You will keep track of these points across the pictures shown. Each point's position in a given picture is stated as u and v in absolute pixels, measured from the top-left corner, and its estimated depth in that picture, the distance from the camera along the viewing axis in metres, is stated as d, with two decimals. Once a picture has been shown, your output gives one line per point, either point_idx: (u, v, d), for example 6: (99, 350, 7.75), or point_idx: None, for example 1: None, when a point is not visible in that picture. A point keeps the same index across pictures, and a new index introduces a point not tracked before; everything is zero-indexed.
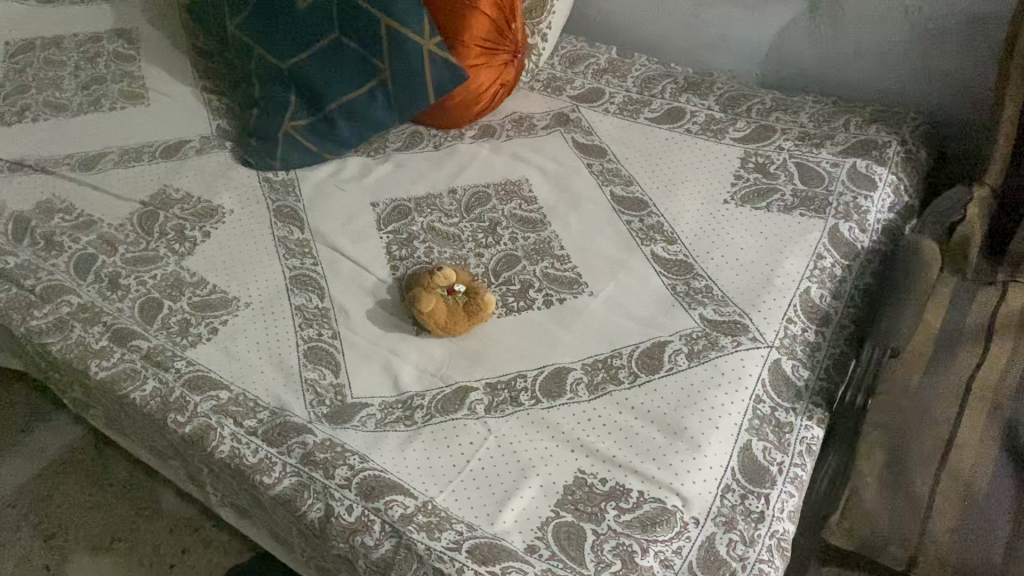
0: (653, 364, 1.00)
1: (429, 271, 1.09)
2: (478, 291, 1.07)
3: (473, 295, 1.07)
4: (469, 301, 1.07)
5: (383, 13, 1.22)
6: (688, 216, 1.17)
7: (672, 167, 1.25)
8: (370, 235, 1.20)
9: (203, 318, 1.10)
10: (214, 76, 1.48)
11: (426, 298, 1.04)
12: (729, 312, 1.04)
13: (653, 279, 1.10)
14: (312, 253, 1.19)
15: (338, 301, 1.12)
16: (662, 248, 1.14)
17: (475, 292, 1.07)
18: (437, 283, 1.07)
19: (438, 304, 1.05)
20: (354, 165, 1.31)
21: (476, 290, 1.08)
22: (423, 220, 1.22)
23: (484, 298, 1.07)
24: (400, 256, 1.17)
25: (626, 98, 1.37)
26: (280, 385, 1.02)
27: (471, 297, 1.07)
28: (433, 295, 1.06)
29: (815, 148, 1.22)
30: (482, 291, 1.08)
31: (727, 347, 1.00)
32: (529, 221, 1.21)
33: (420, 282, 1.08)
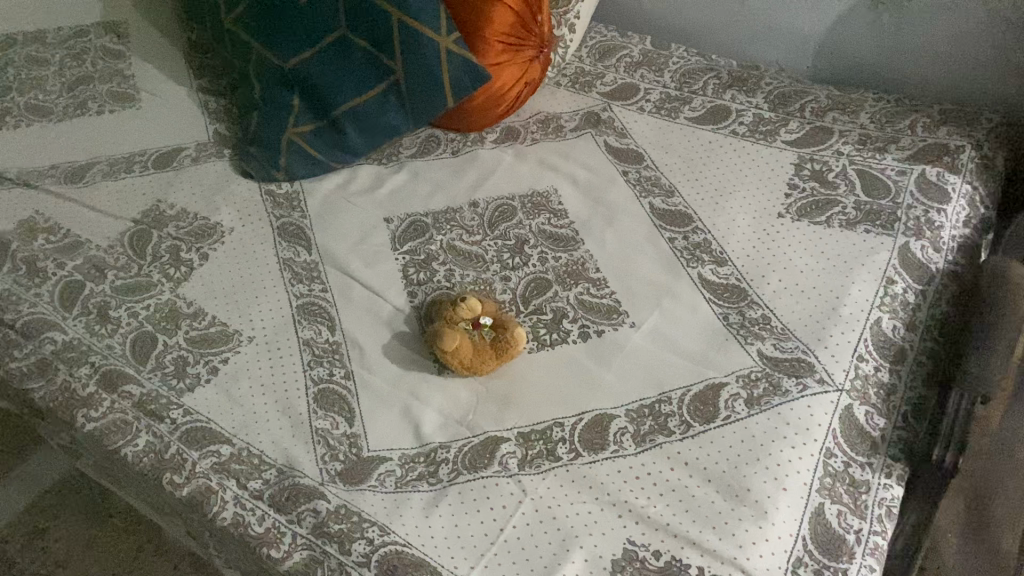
0: (707, 411, 0.89)
1: (450, 301, 0.99)
2: (507, 324, 0.96)
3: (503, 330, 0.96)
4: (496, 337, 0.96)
5: (396, 8, 1.09)
6: (739, 233, 1.05)
7: (718, 175, 1.12)
8: (384, 256, 1.08)
9: (202, 356, 0.99)
10: (211, 74, 1.36)
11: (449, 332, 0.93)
12: (791, 349, 0.93)
13: (702, 307, 0.99)
14: (320, 278, 1.07)
15: (350, 335, 1.01)
16: (710, 270, 1.02)
17: (503, 326, 0.96)
18: (459, 316, 0.97)
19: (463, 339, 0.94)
20: (365, 176, 1.20)
21: (505, 323, 0.97)
22: (443, 239, 1.10)
23: (515, 331, 0.96)
24: (418, 281, 1.06)
25: (663, 95, 1.24)
26: (287, 437, 0.91)
27: (499, 332, 0.96)
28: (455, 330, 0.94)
29: (878, 153, 1.10)
30: (512, 323, 0.97)
31: (790, 391, 0.89)
32: (560, 239, 1.09)
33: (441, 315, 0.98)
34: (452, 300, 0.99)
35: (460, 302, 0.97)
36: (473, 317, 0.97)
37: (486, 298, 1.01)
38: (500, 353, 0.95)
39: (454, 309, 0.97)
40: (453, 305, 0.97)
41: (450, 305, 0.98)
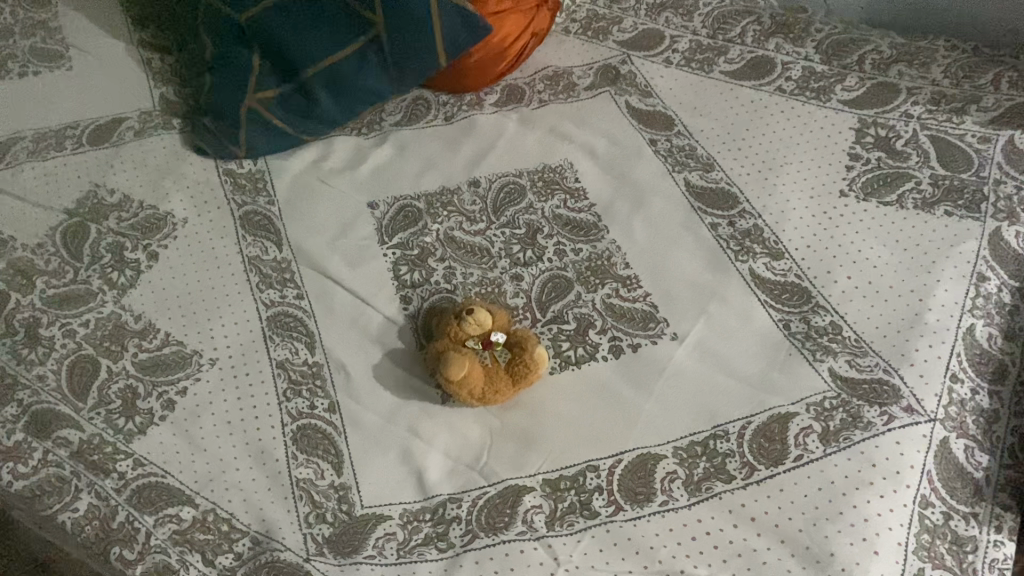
0: (773, 451, 0.74)
1: (454, 314, 0.81)
2: (525, 341, 0.80)
3: (520, 350, 0.79)
4: (512, 358, 0.79)
5: None
6: (795, 218, 0.88)
7: (765, 144, 0.95)
8: (370, 253, 0.91)
9: (154, 387, 0.82)
10: (155, 24, 1.15)
11: (456, 357, 0.76)
12: (870, 367, 0.77)
13: (756, 314, 0.82)
14: (294, 281, 0.90)
15: (334, 353, 0.84)
16: (764, 266, 0.85)
17: (520, 344, 0.80)
18: (466, 334, 0.80)
19: (473, 363, 0.77)
20: (343, 151, 1.01)
21: (523, 339, 0.80)
22: (439, 228, 0.92)
23: (536, 350, 0.79)
24: (412, 283, 0.88)
25: (693, 44, 1.07)
26: (263, 493, 0.75)
27: (516, 352, 0.79)
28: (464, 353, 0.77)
29: (955, 117, 0.94)
30: (530, 340, 0.80)
31: (874, 424, 0.74)
32: (578, 226, 0.91)
33: (444, 332, 0.80)
34: (456, 311, 0.82)
35: (466, 314, 0.80)
36: (483, 333, 0.80)
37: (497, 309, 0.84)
38: (518, 379, 0.78)
39: (459, 324, 0.80)
40: (458, 318, 0.80)
41: (453, 318, 0.81)
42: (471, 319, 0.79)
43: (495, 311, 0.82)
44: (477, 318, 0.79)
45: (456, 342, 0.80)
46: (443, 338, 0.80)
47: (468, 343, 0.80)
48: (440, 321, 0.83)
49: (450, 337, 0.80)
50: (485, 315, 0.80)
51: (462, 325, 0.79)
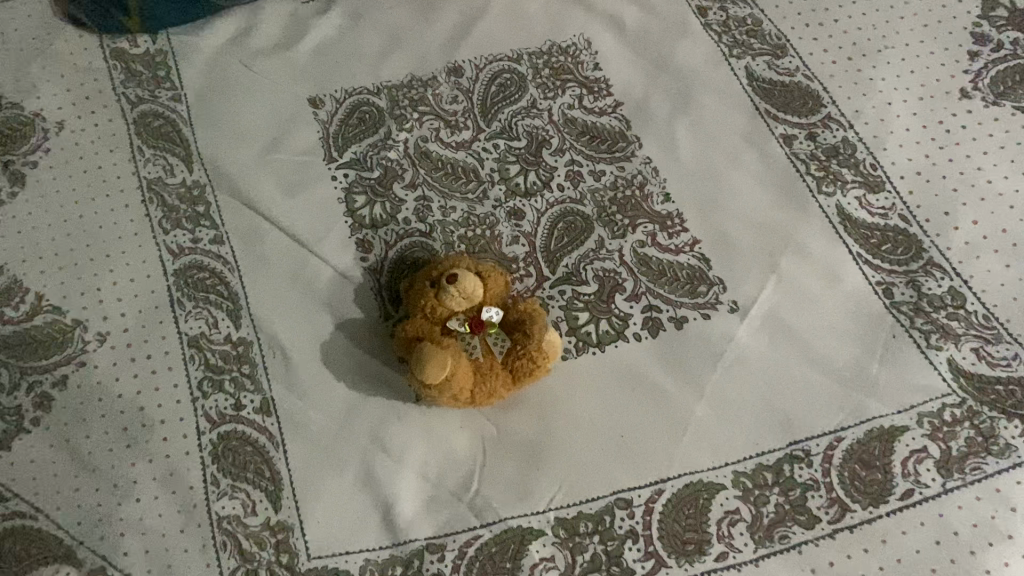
0: (874, 484, 0.54)
1: (430, 277, 0.58)
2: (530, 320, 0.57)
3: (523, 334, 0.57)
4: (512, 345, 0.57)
5: None
6: (899, 130, 0.64)
7: (856, 18, 0.69)
8: (315, 176, 0.66)
9: (21, 377, 0.60)
10: None
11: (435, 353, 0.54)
12: (1006, 362, 0.56)
13: (847, 273, 0.60)
14: (210, 216, 0.66)
15: (266, 326, 0.61)
16: (856, 201, 0.62)
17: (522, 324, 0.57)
18: (446, 310, 0.57)
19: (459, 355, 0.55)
20: (274, 20, 0.74)
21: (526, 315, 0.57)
22: (408, 137, 0.68)
23: (546, 334, 0.56)
24: (372, 221, 0.65)
25: None
26: (172, 542, 0.55)
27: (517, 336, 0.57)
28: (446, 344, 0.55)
29: None
30: (535, 318, 0.57)
31: (1013, 448, 0.54)
32: (598, 136, 0.67)
33: (416, 305, 0.57)
34: (433, 271, 0.58)
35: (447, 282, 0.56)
36: (471, 306, 0.57)
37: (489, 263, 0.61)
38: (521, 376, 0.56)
39: (437, 295, 0.56)
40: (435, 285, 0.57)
41: (428, 284, 0.57)
42: (455, 290, 0.56)
43: (487, 268, 0.59)
44: (464, 288, 0.56)
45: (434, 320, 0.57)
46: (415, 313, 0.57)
47: (450, 321, 0.57)
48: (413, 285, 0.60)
49: (426, 313, 0.57)
50: (475, 283, 0.56)
51: (441, 298, 0.56)
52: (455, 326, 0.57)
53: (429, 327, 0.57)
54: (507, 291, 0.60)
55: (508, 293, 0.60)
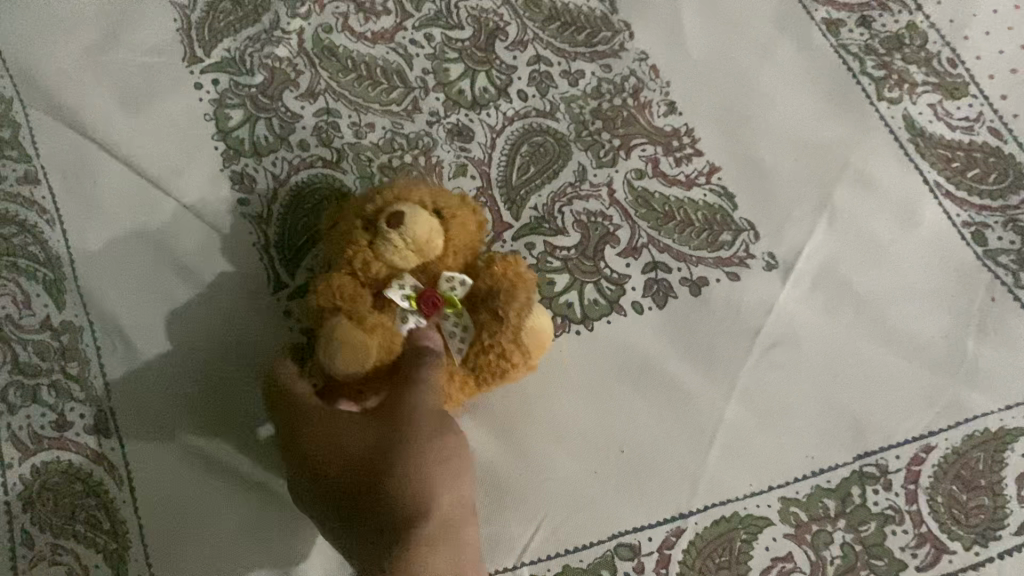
0: (977, 512, 0.39)
1: (365, 212, 0.36)
2: (506, 299, 0.35)
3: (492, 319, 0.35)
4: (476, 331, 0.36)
5: None
6: (987, 11, 0.47)
7: None
8: (170, 84, 0.47)
9: None
10: None
11: (353, 345, 0.33)
12: None
13: (924, 212, 0.43)
14: (18, 144, 0.45)
15: (99, 303, 0.43)
16: (931, 110, 0.45)
17: (493, 302, 0.35)
18: (383, 267, 0.35)
19: (397, 347, 0.35)
20: None
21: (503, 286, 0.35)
22: (304, 27, 0.47)
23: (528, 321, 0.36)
24: (254, 147, 0.45)
25: None
26: None
27: (484, 319, 0.36)
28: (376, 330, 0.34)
29: None
30: (517, 294, 0.35)
31: None
32: (574, 23, 0.47)
33: (341, 255, 0.36)
34: (370, 201, 0.36)
35: (388, 228, 0.34)
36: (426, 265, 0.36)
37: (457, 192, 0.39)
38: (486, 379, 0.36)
39: (371, 242, 0.35)
40: (371, 227, 0.35)
41: (361, 221, 0.36)
42: (396, 241, 0.34)
43: (452, 203, 0.37)
44: (412, 239, 0.34)
45: (364, 279, 0.35)
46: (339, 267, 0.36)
47: (390, 287, 0.35)
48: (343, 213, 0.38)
49: (353, 271, 0.35)
50: (431, 233, 0.35)
51: (377, 249, 0.35)
52: (397, 299, 0.35)
53: (354, 291, 0.35)
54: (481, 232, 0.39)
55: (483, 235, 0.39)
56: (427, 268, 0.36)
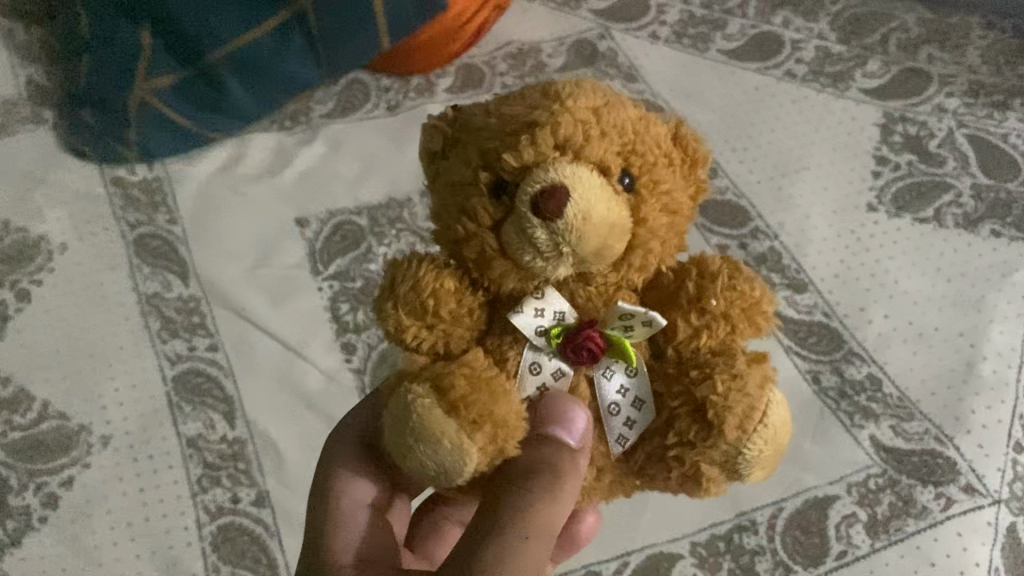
0: (811, 547, 0.61)
1: (491, 172, 0.36)
2: (734, 392, 0.36)
3: (691, 413, 0.37)
4: (673, 397, 0.38)
5: None
6: (817, 239, 0.74)
7: (775, 144, 0.79)
8: (300, 287, 0.73)
9: (29, 477, 0.65)
10: None
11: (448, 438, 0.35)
12: (918, 436, 0.64)
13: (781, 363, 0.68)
14: (205, 325, 0.72)
15: (259, 424, 0.68)
16: (784, 300, 0.71)
17: (707, 382, 0.37)
18: (516, 282, 0.37)
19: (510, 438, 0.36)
20: (261, 151, 0.81)
21: (714, 321, 0.37)
22: (387, 252, 0.76)
23: (745, 396, 0.36)
24: (356, 326, 0.72)
25: (685, 15, 0.88)
26: None
27: (685, 423, 0.37)
28: (480, 431, 0.35)
29: (997, 111, 0.79)
30: (725, 363, 0.37)
31: (929, 510, 0.61)
32: None
33: (447, 203, 0.37)
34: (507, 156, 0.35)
35: (518, 231, 0.35)
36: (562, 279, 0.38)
37: (661, 142, 0.38)
38: (652, 475, 0.39)
39: (495, 226, 0.36)
40: (505, 203, 0.35)
41: (490, 182, 0.36)
42: (544, 249, 0.35)
43: (650, 162, 0.37)
44: (563, 241, 0.34)
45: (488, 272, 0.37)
46: (447, 236, 0.38)
47: (519, 314, 0.38)
48: (458, 134, 0.38)
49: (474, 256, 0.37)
50: (597, 236, 0.34)
51: (499, 241, 0.36)
52: (533, 339, 0.38)
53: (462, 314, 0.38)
54: (690, 199, 0.39)
55: (688, 214, 0.39)
56: (588, 284, 0.38)
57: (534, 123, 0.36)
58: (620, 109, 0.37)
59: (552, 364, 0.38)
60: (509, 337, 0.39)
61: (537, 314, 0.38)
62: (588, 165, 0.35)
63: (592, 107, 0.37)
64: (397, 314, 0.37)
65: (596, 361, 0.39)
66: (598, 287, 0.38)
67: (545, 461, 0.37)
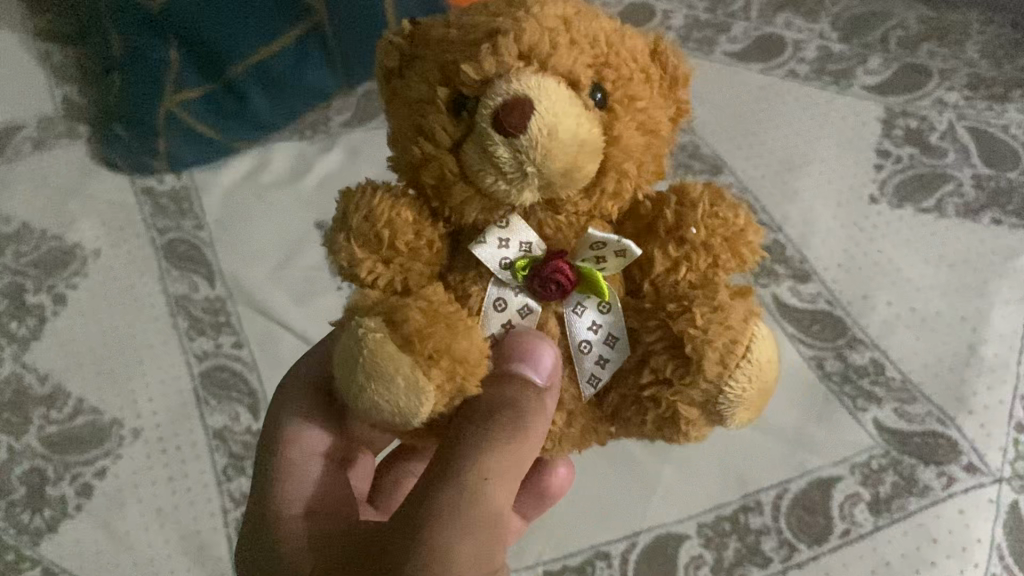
0: (816, 526, 0.62)
1: (453, 87, 0.36)
2: (715, 324, 0.37)
3: (668, 350, 0.38)
4: (650, 333, 0.39)
5: None
6: (821, 231, 0.76)
7: (780, 141, 0.81)
8: (320, 287, 0.77)
9: (66, 469, 0.68)
10: None
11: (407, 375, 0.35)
12: (921, 418, 0.65)
13: (787, 352, 0.70)
14: (230, 324, 0.75)
15: None
16: (788, 290, 0.73)
17: (686, 316, 0.38)
18: (478, 210, 0.38)
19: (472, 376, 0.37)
20: (283, 159, 0.84)
21: (693, 254, 0.39)
22: None
23: (728, 330, 0.37)
24: None
25: (689, 19, 0.90)
26: None
27: (664, 361, 0.38)
28: (439, 366, 0.36)
29: (996, 103, 0.81)
30: (705, 298, 0.38)
31: (931, 489, 0.62)
32: None
33: (409, 120, 0.38)
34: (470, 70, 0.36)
35: (480, 152, 0.35)
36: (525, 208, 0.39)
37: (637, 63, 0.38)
38: (627, 418, 0.40)
39: (456, 146, 0.37)
40: (466, 121, 0.36)
41: (452, 100, 0.36)
42: (508, 166, 0.35)
43: (622, 79, 0.37)
44: (528, 156, 0.35)
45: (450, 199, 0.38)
46: (408, 157, 0.38)
47: (477, 246, 0.39)
48: (420, 46, 0.39)
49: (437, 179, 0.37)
50: (561, 153, 0.35)
51: (460, 163, 0.37)
52: (499, 273, 0.39)
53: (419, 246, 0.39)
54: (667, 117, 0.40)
55: (665, 135, 0.40)
56: (557, 214, 0.39)
57: (498, 32, 0.36)
58: (593, 21, 0.38)
59: (517, 300, 0.40)
60: (472, 272, 0.40)
61: (502, 245, 0.39)
62: (556, 77, 0.36)
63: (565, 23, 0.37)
64: (354, 245, 0.38)
65: (567, 297, 0.40)
66: (570, 217, 0.40)
67: (506, 401, 0.38)
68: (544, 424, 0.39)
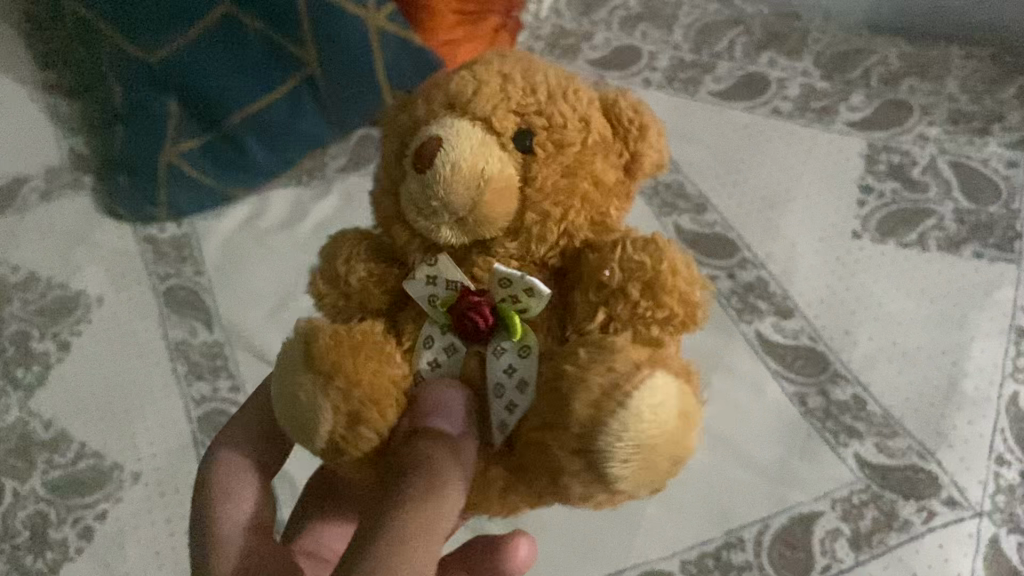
0: (797, 562, 0.63)
1: (408, 144, 0.44)
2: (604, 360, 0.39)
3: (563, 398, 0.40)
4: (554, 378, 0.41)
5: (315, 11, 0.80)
6: (803, 267, 0.77)
7: (763, 178, 0.82)
8: None
9: (68, 512, 0.71)
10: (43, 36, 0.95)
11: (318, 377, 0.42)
12: (901, 452, 0.66)
13: (768, 389, 0.71)
14: (227, 368, 0.77)
15: None
16: (772, 326, 0.74)
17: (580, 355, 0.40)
18: (417, 248, 0.45)
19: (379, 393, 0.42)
20: (280, 205, 0.87)
21: (614, 302, 0.42)
22: None
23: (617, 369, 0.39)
24: None
25: (675, 60, 0.92)
26: None
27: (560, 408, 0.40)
28: (341, 382, 0.41)
29: (977, 137, 0.82)
30: (617, 344, 0.40)
31: (911, 523, 0.63)
32: None
33: (384, 175, 0.46)
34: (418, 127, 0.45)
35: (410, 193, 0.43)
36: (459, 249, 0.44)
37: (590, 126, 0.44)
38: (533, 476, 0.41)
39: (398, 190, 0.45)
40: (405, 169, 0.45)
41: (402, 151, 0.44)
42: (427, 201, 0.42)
43: (550, 133, 0.43)
44: (436, 190, 0.41)
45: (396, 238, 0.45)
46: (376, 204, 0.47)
47: (408, 281, 0.45)
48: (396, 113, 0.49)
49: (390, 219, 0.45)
50: (462, 187, 0.41)
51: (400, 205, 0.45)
52: (423, 305, 0.44)
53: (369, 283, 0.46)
54: (609, 172, 0.44)
55: (603, 186, 0.44)
56: (489, 256, 0.44)
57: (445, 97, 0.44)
58: (541, 85, 0.44)
59: (442, 339, 0.44)
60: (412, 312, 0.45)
61: (431, 282, 0.44)
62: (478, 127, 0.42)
63: (521, 89, 0.44)
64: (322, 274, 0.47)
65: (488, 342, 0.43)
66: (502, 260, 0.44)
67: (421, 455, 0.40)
68: (455, 486, 0.40)
